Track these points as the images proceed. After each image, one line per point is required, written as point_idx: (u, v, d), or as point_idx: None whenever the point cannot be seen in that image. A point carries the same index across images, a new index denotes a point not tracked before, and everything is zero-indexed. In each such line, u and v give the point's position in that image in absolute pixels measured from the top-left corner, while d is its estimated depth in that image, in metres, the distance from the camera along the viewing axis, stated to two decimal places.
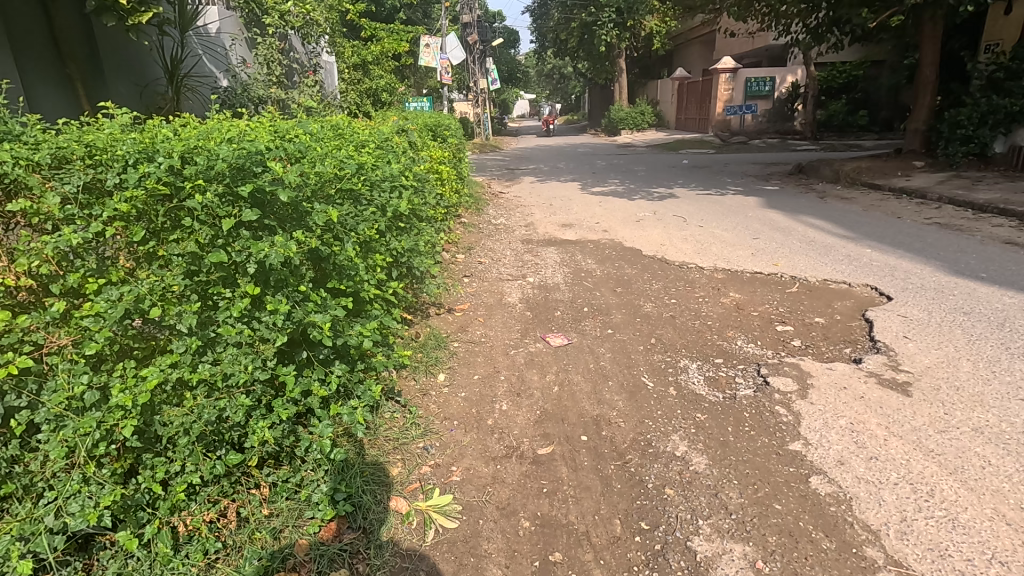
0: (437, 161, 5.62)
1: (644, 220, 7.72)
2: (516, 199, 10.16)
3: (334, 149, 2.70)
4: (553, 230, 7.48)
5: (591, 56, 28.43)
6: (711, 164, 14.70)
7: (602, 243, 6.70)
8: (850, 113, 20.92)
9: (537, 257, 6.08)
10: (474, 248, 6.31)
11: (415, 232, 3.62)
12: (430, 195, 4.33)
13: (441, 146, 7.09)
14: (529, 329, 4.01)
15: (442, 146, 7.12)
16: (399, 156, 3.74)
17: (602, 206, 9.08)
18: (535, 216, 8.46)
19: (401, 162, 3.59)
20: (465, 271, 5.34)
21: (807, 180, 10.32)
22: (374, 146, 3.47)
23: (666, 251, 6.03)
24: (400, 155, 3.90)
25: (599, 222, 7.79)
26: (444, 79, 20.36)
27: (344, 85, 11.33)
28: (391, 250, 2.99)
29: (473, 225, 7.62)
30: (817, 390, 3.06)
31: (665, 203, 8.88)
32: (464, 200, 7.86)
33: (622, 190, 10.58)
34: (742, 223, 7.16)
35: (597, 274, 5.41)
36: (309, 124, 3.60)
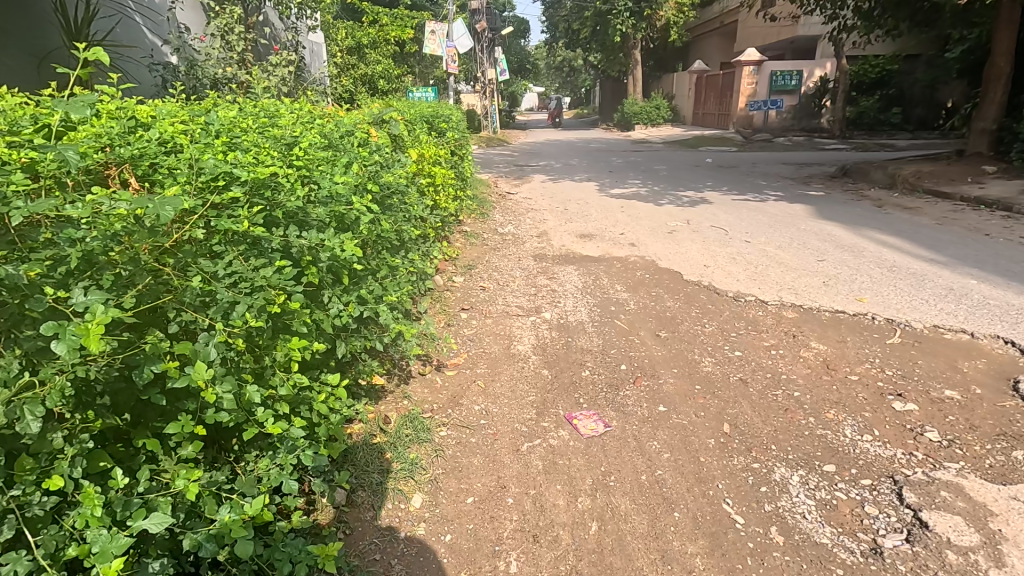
0: (434, 161, 4.53)
1: (678, 232, 6.54)
2: (525, 202, 8.98)
3: (227, 156, 1.87)
4: (570, 243, 6.31)
5: (605, 46, 27.10)
6: (738, 164, 13.43)
7: (630, 262, 5.53)
8: (883, 111, 19.61)
9: (554, 280, 4.92)
10: (475, 267, 5.16)
11: (385, 267, 2.53)
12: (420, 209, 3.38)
13: (442, 141, 5.94)
14: (547, 402, 2.87)
15: (444, 140, 5.97)
16: (364, 157, 2.65)
17: (625, 212, 7.89)
18: (548, 224, 7.29)
19: (370, 163, 2.62)
20: (463, 303, 4.20)
21: (857, 185, 9.09)
22: (327, 147, 2.51)
23: (713, 277, 4.88)
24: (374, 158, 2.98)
25: (624, 233, 6.62)
26: (450, 68, 19.18)
27: (337, 70, 10.20)
28: (336, 317, 1.94)
29: (476, 233, 6.48)
30: (1019, 549, 1.92)
31: (699, 211, 7.70)
32: (465, 204, 6.72)
33: (644, 193, 9.39)
34: (797, 238, 6.03)
35: (631, 307, 4.26)
36: (240, 112, 2.64)
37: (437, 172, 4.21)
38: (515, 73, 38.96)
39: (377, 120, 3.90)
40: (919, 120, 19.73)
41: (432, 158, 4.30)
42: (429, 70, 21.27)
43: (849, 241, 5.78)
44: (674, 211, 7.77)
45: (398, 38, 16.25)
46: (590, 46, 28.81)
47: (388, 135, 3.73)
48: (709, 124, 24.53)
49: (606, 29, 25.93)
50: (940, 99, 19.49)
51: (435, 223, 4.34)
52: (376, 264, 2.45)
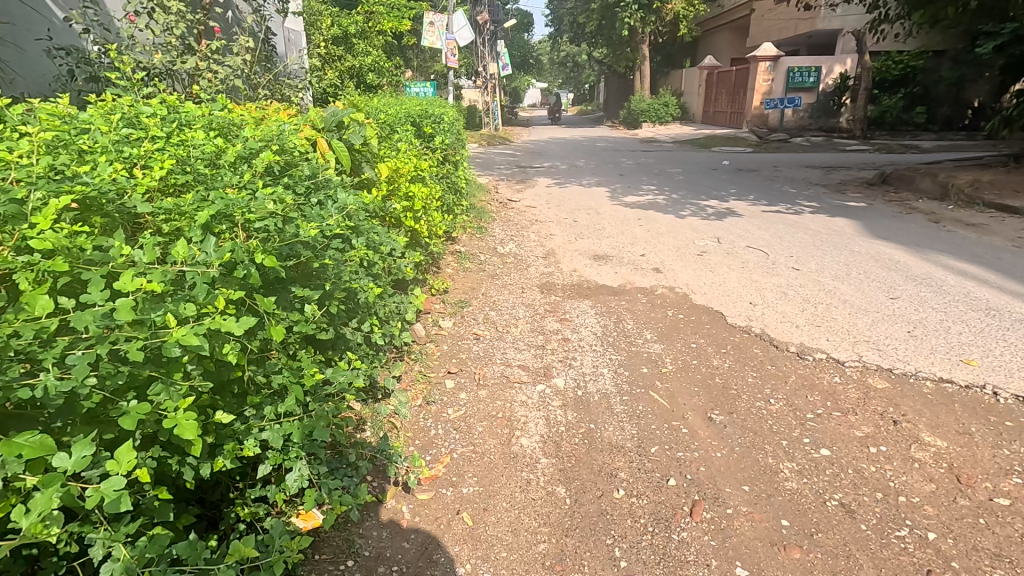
0: (415, 176, 3.50)
1: (709, 255, 5.56)
2: (529, 211, 7.99)
3: None
4: (583, 268, 5.32)
5: (612, 40, 25.98)
6: (758, 167, 12.42)
7: (658, 296, 4.56)
8: (906, 111, 18.60)
9: (566, 324, 3.94)
10: (469, 304, 4.18)
11: (292, 375, 1.67)
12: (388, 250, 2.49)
13: (434, 146, 4.90)
14: (565, 560, 1.92)
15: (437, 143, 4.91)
16: (264, 200, 1.74)
17: (643, 227, 6.90)
18: (556, 241, 6.30)
19: (277, 213, 1.71)
20: (448, 363, 3.23)
21: (902, 196, 8.10)
22: (188, 200, 1.69)
23: (765, 322, 3.91)
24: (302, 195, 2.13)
25: (646, 255, 5.64)
26: (449, 62, 18.13)
27: (320, 62, 9.20)
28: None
29: (472, 254, 5.50)
30: None
31: (728, 227, 6.71)
32: (459, 220, 5.74)
33: (662, 202, 8.38)
34: (854, 264, 5.06)
35: (668, 370, 3.29)
36: (71, 138, 1.89)
37: (420, 193, 3.21)
38: (518, 67, 37.72)
39: (332, 124, 2.82)
40: (943, 120, 18.73)
41: (411, 175, 3.29)
42: (428, 63, 20.11)
43: (920, 270, 4.81)
44: (700, 226, 6.78)
45: (393, 28, 15.14)
46: (597, 40, 27.74)
47: (347, 150, 2.73)
48: (720, 123, 23.50)
49: (612, 23, 24.89)
50: (966, 99, 18.47)
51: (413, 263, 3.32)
52: (274, 387, 1.60)
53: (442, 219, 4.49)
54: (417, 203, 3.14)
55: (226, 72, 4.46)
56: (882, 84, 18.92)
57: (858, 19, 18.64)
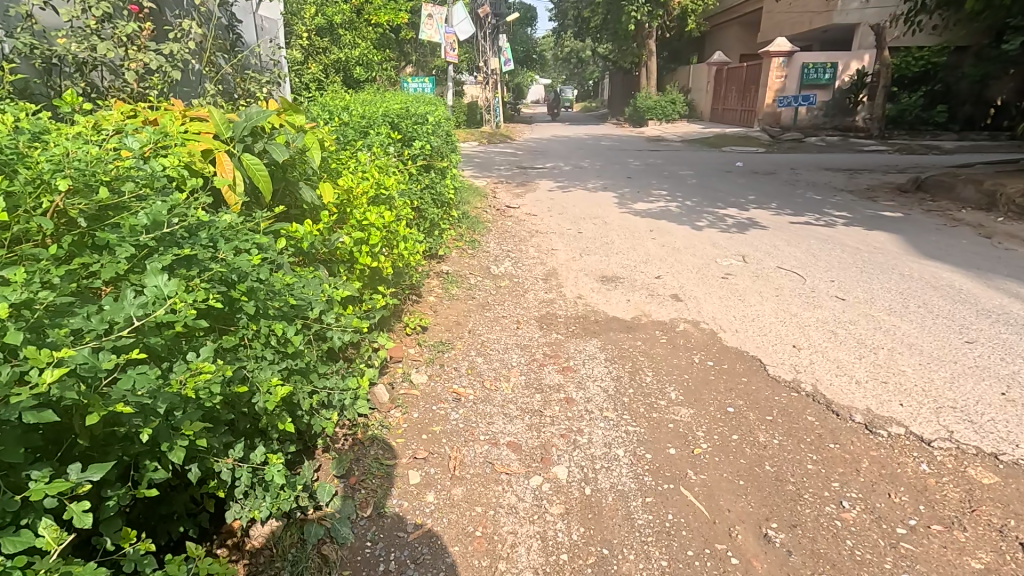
0: (374, 197, 2.71)
1: (734, 278, 4.79)
2: (529, 219, 7.24)
3: None
4: (589, 293, 4.57)
5: (618, 34, 25.14)
6: (775, 170, 11.61)
7: (679, 334, 3.80)
8: (926, 109, 17.74)
9: (569, 376, 3.18)
10: (450, 346, 3.43)
11: None
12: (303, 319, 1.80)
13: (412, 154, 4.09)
14: None
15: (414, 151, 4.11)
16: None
17: (656, 241, 6.13)
18: (558, 259, 5.54)
19: None
20: (415, 440, 2.48)
21: (941, 206, 7.32)
22: None
23: (816, 376, 3.16)
24: (135, 265, 1.46)
25: (662, 278, 4.88)
26: (448, 57, 17.33)
27: (303, 55, 8.44)
28: None
29: (460, 275, 4.76)
30: None
31: (752, 242, 5.94)
32: (445, 235, 4.99)
33: (675, 210, 7.62)
34: (909, 292, 4.29)
35: (700, 450, 2.54)
36: None
37: (377, 222, 2.44)
38: (521, 63, 36.85)
39: (243, 133, 2.00)
40: (965, 120, 17.84)
41: (365, 196, 2.50)
42: (427, 58, 19.26)
43: (990, 302, 4.04)
44: (722, 241, 6.01)
45: (388, 22, 14.37)
46: (602, 35, 26.92)
47: (265, 178, 1.94)
48: (730, 121, 22.64)
49: (618, 17, 24.06)
50: (989, 96, 17.29)
51: (366, 312, 2.55)
52: None
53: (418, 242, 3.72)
54: (369, 240, 2.38)
55: (156, 61, 3.69)
56: (900, 81, 18.08)
57: (876, 13, 17.79)
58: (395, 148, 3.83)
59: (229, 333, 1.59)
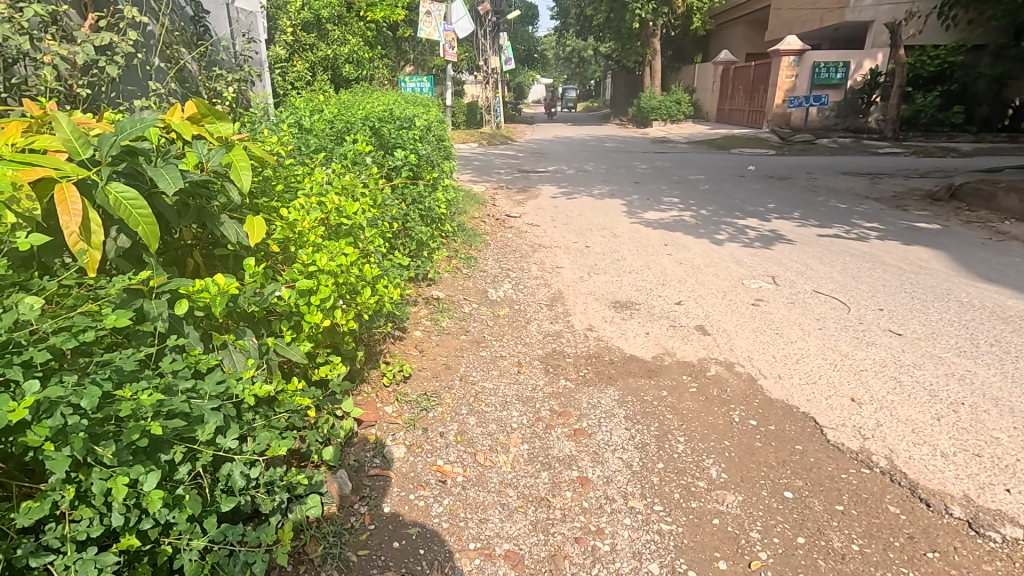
0: (334, 229, 2.12)
1: (767, 306, 4.18)
2: (531, 231, 6.64)
3: None
4: (601, 325, 3.96)
5: (621, 32, 24.51)
6: (791, 175, 10.98)
7: (712, 382, 3.19)
8: (942, 110, 17.09)
9: (582, 445, 2.56)
10: (436, 402, 2.82)
11: None
12: (177, 448, 1.32)
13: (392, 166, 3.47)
14: None
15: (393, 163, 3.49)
16: None
17: (672, 258, 5.51)
18: (564, 280, 4.92)
19: None
20: (384, 551, 1.87)
21: (981, 217, 6.70)
22: None
23: (890, 445, 2.54)
24: None
25: (684, 306, 4.27)
26: (447, 55, 16.74)
27: (289, 52, 7.87)
28: None
29: (453, 301, 4.15)
30: None
31: (780, 259, 5.33)
32: (437, 255, 4.38)
33: (690, 220, 7.02)
34: (977, 327, 3.67)
35: (760, 564, 1.93)
36: None
37: (330, 263, 1.84)
38: (522, 62, 36.21)
39: (110, 153, 1.41)
40: (982, 121, 17.19)
41: (316, 231, 1.92)
42: (426, 57, 18.63)
43: None
44: (746, 258, 5.39)
45: (383, 18, 13.80)
46: (605, 34, 26.34)
47: (152, 224, 1.38)
48: (737, 122, 22.01)
49: (622, 15, 23.48)
50: (1007, 98, 16.82)
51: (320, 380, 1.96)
52: None
53: (394, 274, 3.10)
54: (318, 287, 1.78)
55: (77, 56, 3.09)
56: (915, 81, 17.45)
57: (890, 10, 17.18)
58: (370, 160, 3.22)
59: (33, 501, 1.15)
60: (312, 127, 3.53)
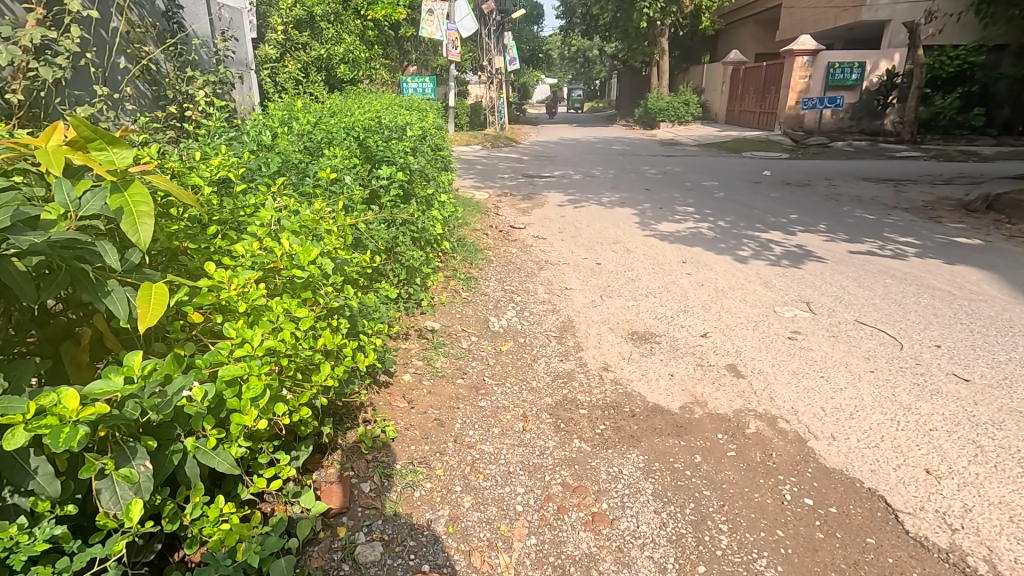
0: (286, 282, 1.66)
1: (805, 341, 3.68)
2: (537, 245, 6.16)
3: None
4: (618, 364, 3.47)
5: (629, 32, 23.97)
6: (809, 181, 10.46)
7: (753, 443, 2.69)
8: (962, 112, 16.50)
9: (603, 538, 2.08)
10: (424, 474, 2.34)
11: None
12: None
13: (379, 181, 2.96)
14: None
15: (380, 179, 2.98)
16: None
17: (692, 278, 5.02)
18: (574, 304, 4.44)
19: None
20: None
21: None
22: None
23: (986, 542, 2.05)
24: None
25: (711, 341, 3.77)
26: (450, 55, 16.28)
27: (280, 51, 7.42)
28: None
29: (450, 333, 3.67)
30: None
31: (812, 281, 4.83)
32: (433, 279, 3.90)
33: (708, 233, 6.52)
34: None
35: None
36: None
37: (269, 339, 1.38)
38: (526, 63, 35.60)
39: None
40: (1004, 124, 16.58)
41: (251, 293, 1.45)
42: (429, 57, 18.17)
43: None
44: (773, 280, 4.90)
45: (384, 17, 13.36)
46: (612, 33, 25.84)
47: None
48: (747, 123, 21.46)
49: (629, 14, 22.98)
50: None
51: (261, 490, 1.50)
52: None
53: (374, 315, 2.62)
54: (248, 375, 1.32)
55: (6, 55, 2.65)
56: (933, 82, 16.86)
57: (908, 9, 16.63)
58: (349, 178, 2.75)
59: None
60: (283, 140, 3.06)
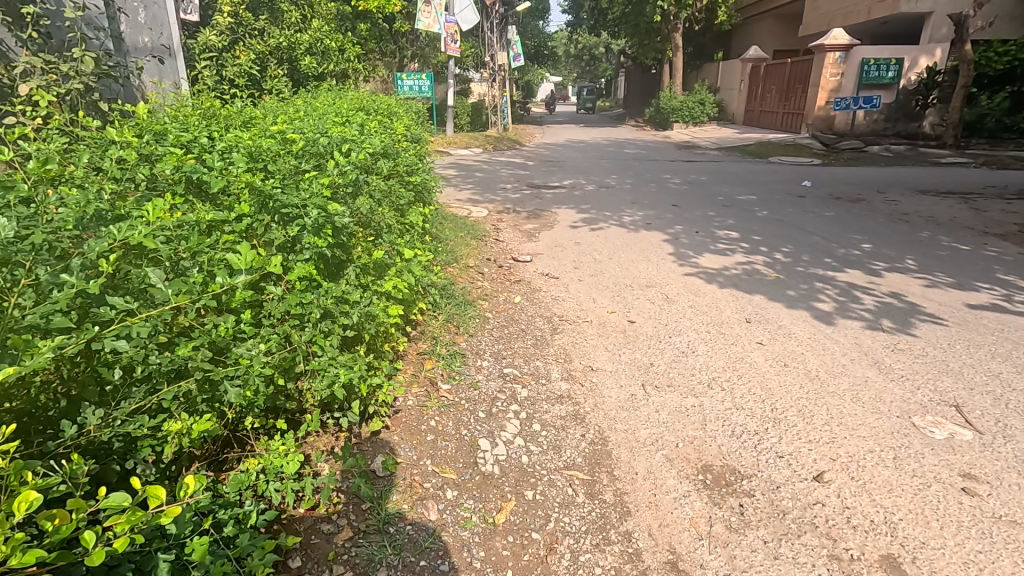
0: None
1: (998, 504, 2.24)
2: (547, 289, 4.74)
3: None
4: (694, 554, 2.05)
5: (640, 26, 22.50)
6: (862, 195, 8.98)
7: None
8: (1013, 113, 14.91)
9: None
10: None
11: None
12: None
13: (242, 261, 1.59)
14: None
15: (245, 255, 1.61)
16: None
17: (766, 352, 3.59)
18: (605, 407, 2.99)
19: None
20: None
21: None
22: None
23: None
24: None
25: (836, 495, 2.32)
26: (450, 49, 14.80)
27: (229, 38, 6.05)
28: None
29: (416, 483, 2.26)
30: None
31: (945, 361, 3.38)
32: (393, 387, 2.48)
33: (766, 272, 5.08)
34: None
35: None
36: None
37: None
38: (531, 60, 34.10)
39: None
40: None
41: None
42: (426, 52, 16.73)
43: None
44: (885, 357, 3.45)
45: None
46: (621, 29, 24.38)
47: None
48: (768, 125, 19.97)
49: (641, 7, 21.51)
50: None
51: None
52: None
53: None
54: None
55: None
56: (979, 80, 15.29)
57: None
58: (158, 274, 1.40)
59: None
60: (75, 188, 1.66)
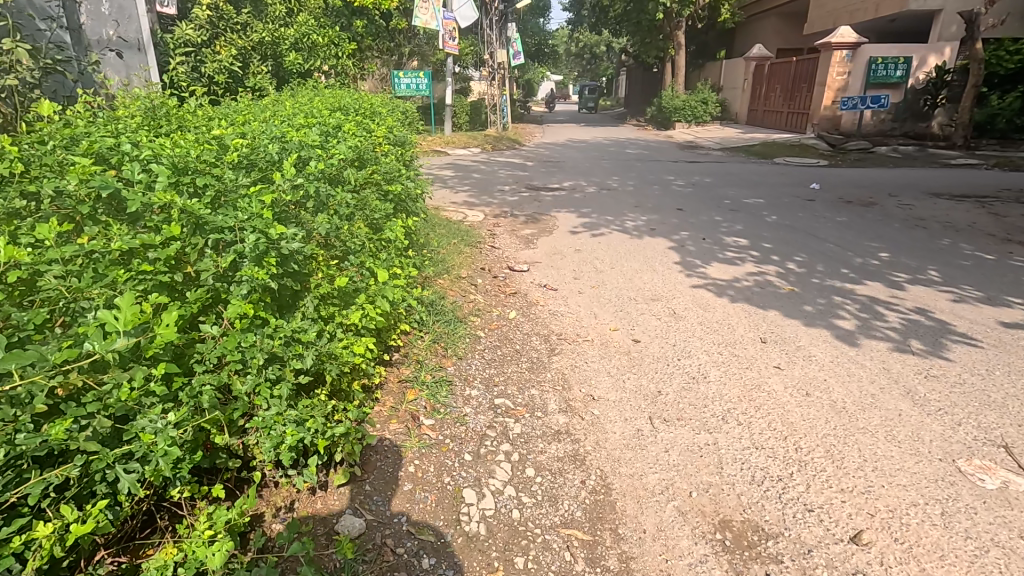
0: None
1: None
2: (545, 303, 4.40)
3: None
4: None
5: (642, 24, 22.13)
6: (874, 198, 8.63)
7: None
8: None
9: None
10: None
11: None
12: None
13: (117, 320, 1.25)
14: None
15: (124, 310, 1.27)
16: None
17: (784, 378, 3.25)
18: (608, 446, 2.65)
19: None
20: None
21: None
22: None
23: None
24: None
25: (878, 563, 2.00)
26: (448, 47, 14.46)
27: (208, 32, 5.73)
28: None
29: (388, 548, 1.94)
30: None
31: (985, 392, 3.04)
32: (362, 432, 2.15)
33: (779, 284, 4.75)
34: None
35: None
36: None
37: None
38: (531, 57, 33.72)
39: None
40: None
41: None
42: (424, 48, 16.38)
43: None
44: (918, 386, 3.11)
45: None
46: (623, 26, 24.02)
47: None
48: (772, 125, 19.62)
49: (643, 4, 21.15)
50: None
51: None
52: None
53: None
54: None
55: None
56: (990, 80, 14.93)
57: None
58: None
59: None
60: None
